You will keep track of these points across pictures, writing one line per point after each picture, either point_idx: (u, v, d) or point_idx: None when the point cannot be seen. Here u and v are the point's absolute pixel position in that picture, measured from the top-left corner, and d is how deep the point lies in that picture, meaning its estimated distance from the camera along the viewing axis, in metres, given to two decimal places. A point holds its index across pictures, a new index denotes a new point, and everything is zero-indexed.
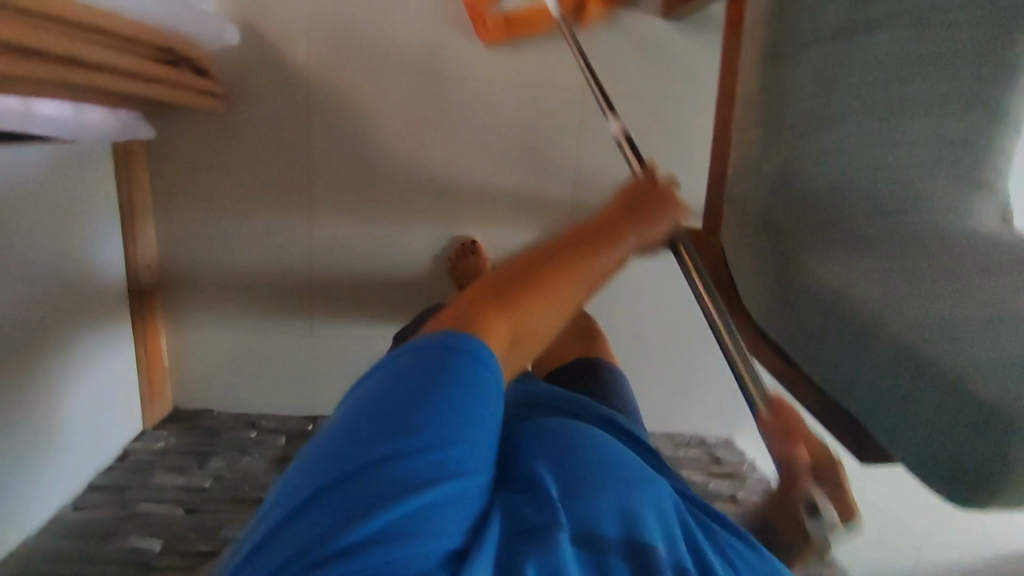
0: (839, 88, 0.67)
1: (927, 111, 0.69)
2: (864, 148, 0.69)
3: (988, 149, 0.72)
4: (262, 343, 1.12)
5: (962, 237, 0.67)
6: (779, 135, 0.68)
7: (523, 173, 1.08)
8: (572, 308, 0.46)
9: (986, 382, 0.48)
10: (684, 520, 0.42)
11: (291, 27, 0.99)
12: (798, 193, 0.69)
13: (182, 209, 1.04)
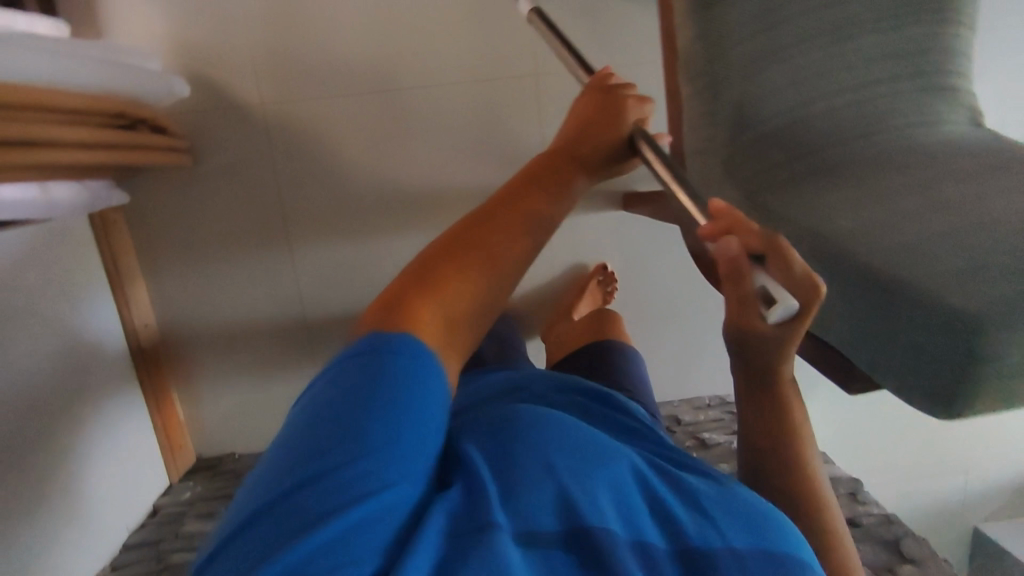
0: (774, 21, 0.64)
1: (876, 21, 0.65)
2: (818, 75, 0.65)
3: (954, 49, 0.67)
4: (270, 379, 1.15)
5: (935, 149, 0.63)
6: (725, 80, 0.66)
7: (493, 168, 1.07)
8: (497, 278, 0.46)
9: (956, 293, 0.47)
10: (644, 499, 0.40)
11: (239, 67, 0.99)
12: (754, 134, 0.67)
13: (168, 266, 1.07)
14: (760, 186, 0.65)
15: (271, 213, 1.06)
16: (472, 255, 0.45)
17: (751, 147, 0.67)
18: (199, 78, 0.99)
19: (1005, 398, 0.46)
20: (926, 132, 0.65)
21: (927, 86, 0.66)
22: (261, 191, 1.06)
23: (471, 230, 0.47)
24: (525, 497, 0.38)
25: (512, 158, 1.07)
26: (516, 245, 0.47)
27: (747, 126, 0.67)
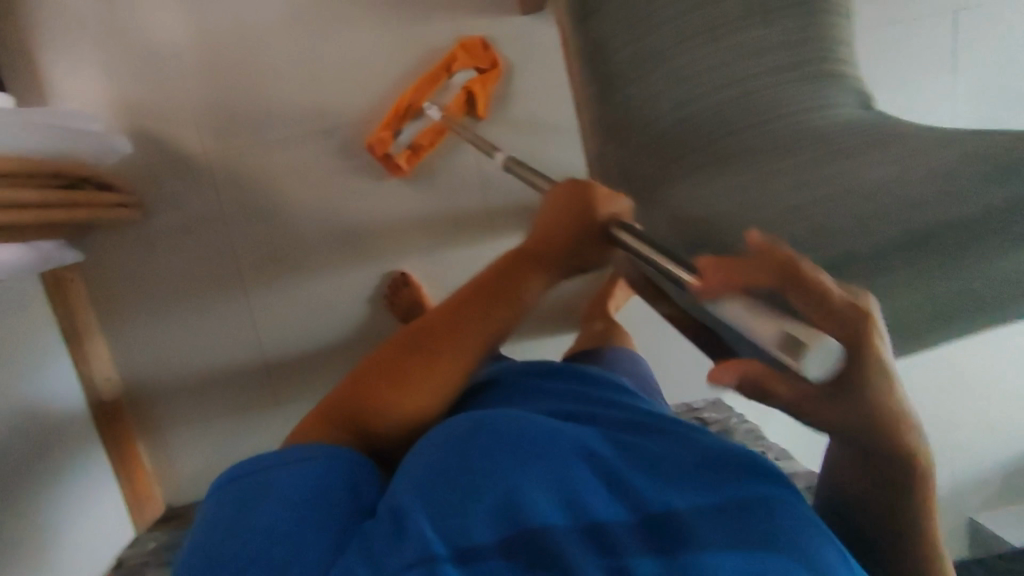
0: (650, 29, 0.67)
1: (751, 18, 0.68)
2: (699, 74, 0.68)
3: (827, 39, 0.70)
4: (234, 423, 1.16)
5: (815, 135, 0.66)
6: (613, 86, 0.69)
7: (435, 196, 1.09)
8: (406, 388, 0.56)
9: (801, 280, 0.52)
10: (574, 491, 0.43)
11: (180, 120, 1.02)
12: (650, 138, 0.69)
13: (124, 319, 1.09)
14: (657, 187, 0.67)
15: (224, 259, 1.09)
16: (406, 375, 0.56)
17: (648, 150, 0.69)
18: (145, 134, 1.02)
19: None
20: (811, 118, 0.68)
21: (806, 76, 0.69)
22: (210, 237, 1.08)
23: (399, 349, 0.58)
24: (456, 513, 0.41)
25: (453, 186, 1.09)
26: (447, 367, 0.57)
27: (639, 130, 0.69)
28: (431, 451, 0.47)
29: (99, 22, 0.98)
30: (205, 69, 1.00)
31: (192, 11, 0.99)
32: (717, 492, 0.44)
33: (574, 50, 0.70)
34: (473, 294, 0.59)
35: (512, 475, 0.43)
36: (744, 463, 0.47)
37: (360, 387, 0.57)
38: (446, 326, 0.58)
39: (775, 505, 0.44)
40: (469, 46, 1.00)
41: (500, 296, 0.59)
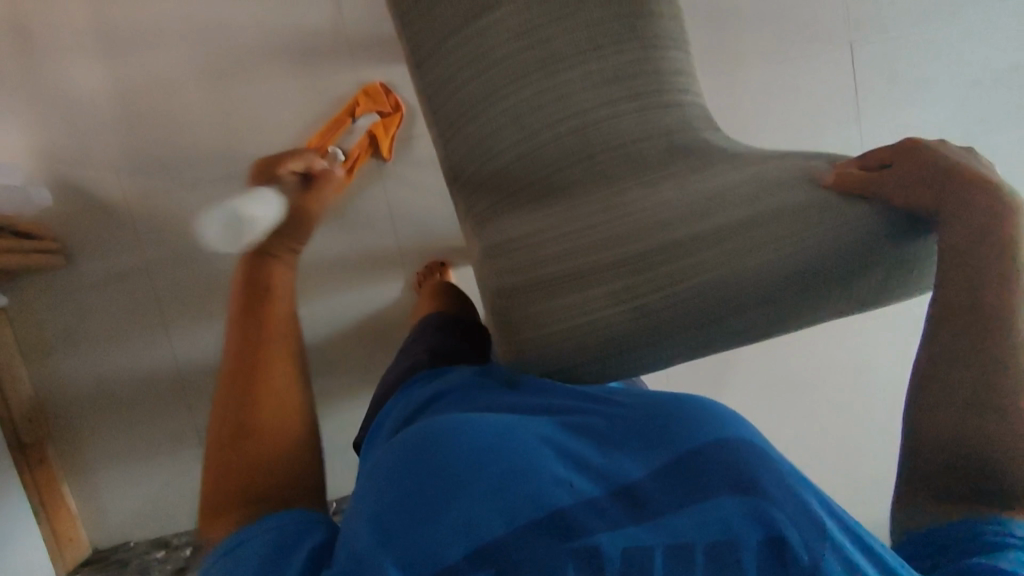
0: (487, 67, 0.72)
1: (582, 55, 0.72)
2: (539, 107, 0.73)
3: (664, 71, 0.75)
4: (158, 463, 1.18)
5: (647, 158, 0.74)
6: (455, 123, 0.74)
7: (347, 236, 1.14)
8: (256, 431, 0.64)
9: (591, 288, 0.63)
10: (527, 484, 0.43)
11: (101, 170, 1.08)
12: (486, 170, 0.75)
13: (49, 363, 1.13)
14: (485, 210, 0.74)
15: (148, 298, 1.13)
16: (253, 379, 0.67)
17: (485, 181, 0.75)
18: (69, 184, 1.08)
19: (645, 355, 0.64)
20: (648, 143, 0.74)
21: (645, 104, 0.74)
22: (132, 281, 1.12)
23: (232, 415, 0.65)
24: (416, 537, 0.42)
25: (366, 225, 1.14)
26: (278, 346, 0.71)
27: (480, 161, 0.75)
28: (389, 454, 0.47)
29: (24, 82, 1.05)
30: (125, 121, 1.07)
31: (113, 70, 1.06)
32: (667, 455, 0.45)
33: (421, 90, 0.76)
34: (243, 303, 0.75)
35: (458, 484, 0.43)
36: (691, 415, 0.47)
37: (240, 415, 0.65)
38: (248, 333, 0.72)
39: (733, 442, 0.44)
40: (371, 92, 1.07)
41: (263, 283, 0.77)
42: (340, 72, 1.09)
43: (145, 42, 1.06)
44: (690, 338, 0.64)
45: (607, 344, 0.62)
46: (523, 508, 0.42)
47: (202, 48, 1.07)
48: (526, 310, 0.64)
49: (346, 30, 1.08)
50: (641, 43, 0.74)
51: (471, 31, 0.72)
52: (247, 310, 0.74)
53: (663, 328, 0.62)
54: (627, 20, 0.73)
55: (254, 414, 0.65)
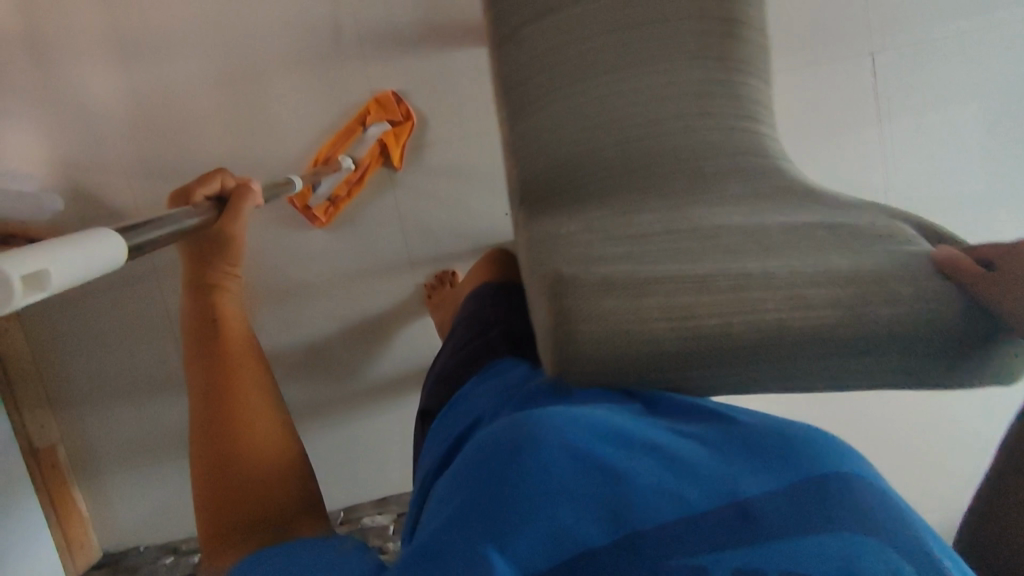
0: (560, 63, 0.74)
1: (656, 66, 0.74)
2: (610, 112, 0.74)
3: (742, 97, 0.76)
4: (166, 471, 1.18)
5: (711, 181, 0.73)
6: (523, 109, 0.75)
7: (356, 246, 1.13)
8: (244, 462, 0.68)
9: (654, 293, 0.57)
10: (636, 491, 0.44)
11: (112, 179, 1.08)
12: (544, 161, 0.74)
13: (59, 369, 1.14)
14: (535, 203, 0.73)
15: (159, 306, 1.13)
16: (233, 416, 0.72)
17: (542, 174, 0.74)
18: (79, 190, 1.08)
19: (714, 379, 0.57)
20: (712, 162, 0.74)
21: (720, 127, 0.75)
22: (142, 290, 1.13)
23: (216, 452, 0.69)
24: (514, 533, 0.42)
25: (376, 235, 1.13)
26: (247, 380, 0.76)
27: (541, 151, 0.75)
28: (475, 453, 0.47)
29: (37, 87, 1.05)
30: (136, 130, 1.07)
31: (124, 78, 1.06)
32: (786, 474, 0.45)
33: (495, 75, 0.77)
34: (201, 353, 0.78)
35: (566, 483, 0.44)
36: (808, 441, 0.48)
37: (232, 453, 0.69)
38: (217, 376, 0.75)
39: (851, 478, 0.45)
40: (382, 100, 1.08)
41: (212, 324, 0.79)
42: (352, 80, 1.09)
43: (156, 49, 1.06)
44: (745, 367, 0.57)
45: (654, 358, 0.55)
46: (627, 516, 0.43)
47: (213, 56, 1.07)
48: (581, 294, 0.55)
49: (359, 37, 1.08)
50: (729, 68, 0.75)
51: (551, 26, 0.74)
52: (205, 350, 0.78)
53: (719, 352, 0.56)
54: (710, 41, 0.74)
55: (237, 448, 0.69)
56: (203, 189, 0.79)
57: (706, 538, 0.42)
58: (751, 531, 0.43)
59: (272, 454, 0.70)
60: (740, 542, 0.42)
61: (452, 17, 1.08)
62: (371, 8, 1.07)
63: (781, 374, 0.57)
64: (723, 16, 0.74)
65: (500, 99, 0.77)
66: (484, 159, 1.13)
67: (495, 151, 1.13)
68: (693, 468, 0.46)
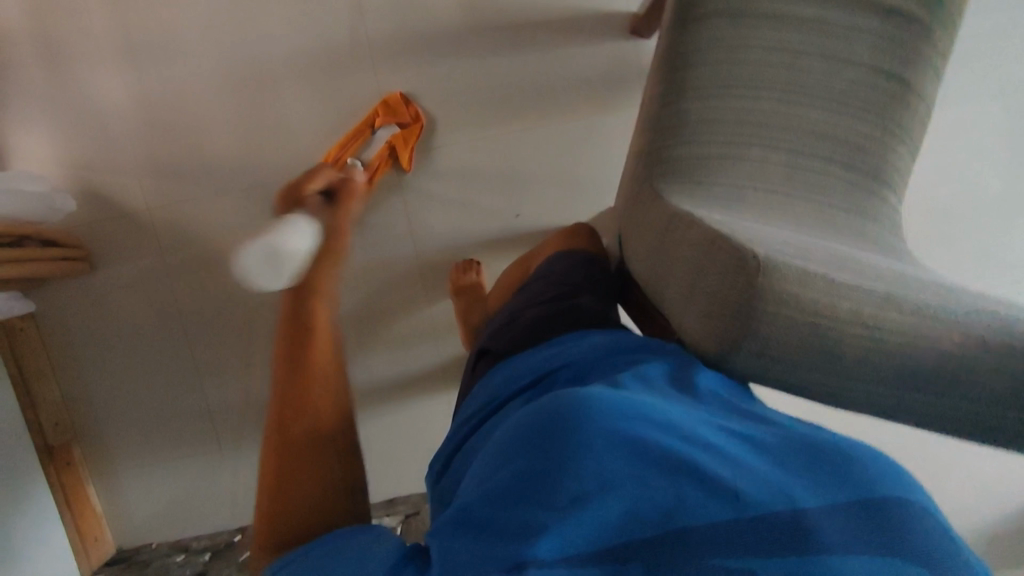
0: (735, 62, 0.71)
1: (825, 96, 0.72)
2: (760, 125, 0.72)
3: (888, 162, 0.74)
4: (180, 468, 1.20)
5: (834, 217, 0.72)
6: (683, 93, 0.71)
7: (367, 250, 1.14)
8: (318, 467, 0.57)
9: (850, 302, 0.51)
10: (688, 487, 0.39)
11: (124, 180, 1.09)
12: (683, 150, 0.71)
13: (73, 367, 1.15)
14: (669, 182, 0.70)
15: (172, 306, 1.15)
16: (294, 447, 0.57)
17: (678, 159, 0.71)
18: (92, 191, 1.10)
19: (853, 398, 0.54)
20: (834, 201, 0.73)
21: (853, 176, 0.73)
22: (155, 292, 1.14)
23: (285, 447, 0.57)
24: (553, 514, 0.39)
25: (388, 239, 1.14)
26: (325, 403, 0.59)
27: (684, 134, 0.71)
28: (523, 425, 0.44)
29: (49, 88, 1.06)
30: (146, 132, 1.08)
31: (136, 81, 1.07)
32: (851, 492, 0.39)
33: (663, 47, 0.73)
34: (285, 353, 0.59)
35: (615, 468, 0.40)
36: (873, 459, 0.42)
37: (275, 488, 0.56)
38: (292, 386, 0.59)
39: (916, 508, 0.39)
40: (390, 103, 1.08)
41: (306, 329, 0.60)
42: (364, 85, 1.09)
43: (167, 52, 1.06)
44: (884, 386, 0.53)
45: (815, 356, 0.52)
46: (676, 514, 0.38)
47: (224, 60, 1.07)
48: (784, 278, 0.50)
49: (370, 42, 1.08)
50: (886, 125, 0.73)
51: (738, 26, 0.70)
52: (296, 325, 0.60)
53: (873, 366, 0.52)
54: (880, 97, 0.72)
55: (312, 450, 0.57)
56: (312, 184, 0.67)
57: (756, 545, 0.37)
58: (811, 543, 0.37)
59: (321, 493, 0.56)
60: (792, 552, 0.36)
61: (462, 22, 1.09)
62: (382, 12, 1.07)
63: (890, 402, 0.53)
64: (899, 75, 0.72)
65: (658, 81, 0.73)
66: (493, 163, 1.13)
67: (504, 155, 1.13)
68: (754, 470, 0.40)
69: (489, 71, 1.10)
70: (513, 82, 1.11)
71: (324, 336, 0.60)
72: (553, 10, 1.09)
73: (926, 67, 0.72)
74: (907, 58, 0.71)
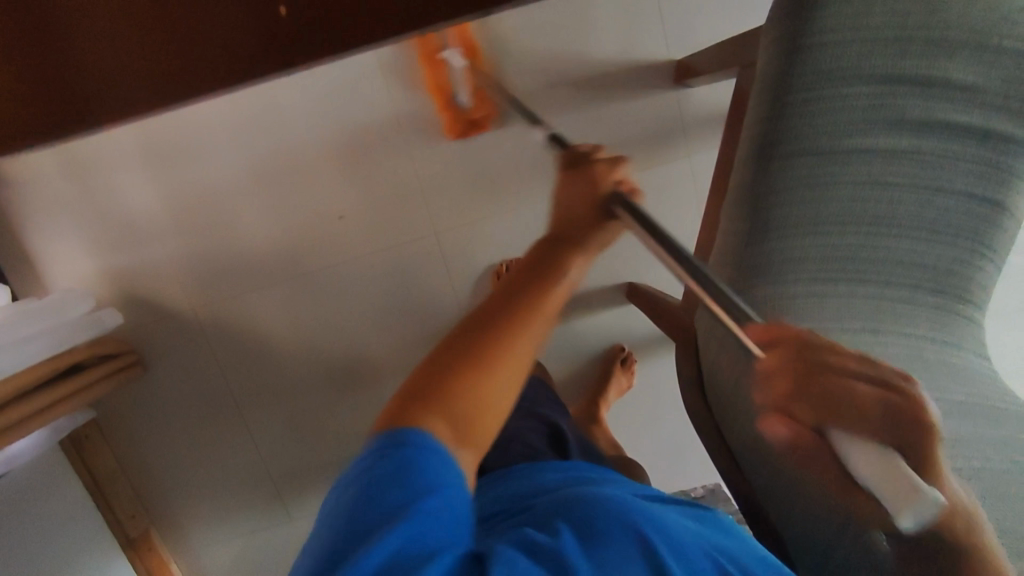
0: (822, 199, 0.68)
1: (914, 226, 0.69)
2: (848, 258, 0.70)
3: (975, 283, 0.73)
4: (256, 539, 1.25)
5: (922, 353, 0.71)
6: (768, 235, 0.68)
7: (414, 325, 1.15)
8: (473, 400, 0.41)
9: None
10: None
11: (164, 281, 1.09)
12: (767, 294, 0.69)
13: (138, 459, 1.18)
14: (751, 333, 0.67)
15: (228, 394, 1.16)
16: (463, 378, 0.41)
17: (761, 304, 0.69)
18: (134, 296, 1.09)
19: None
20: (921, 331, 0.72)
21: (941, 302, 0.72)
22: (210, 382, 1.15)
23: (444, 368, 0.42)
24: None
25: (435, 313, 1.14)
26: (521, 368, 0.43)
27: (768, 277, 0.69)
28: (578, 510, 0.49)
29: (80, 199, 1.05)
30: (180, 232, 1.07)
31: (164, 185, 1.05)
32: None
33: (742, 180, 0.69)
34: (516, 278, 0.45)
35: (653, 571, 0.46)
36: None
37: (436, 368, 0.42)
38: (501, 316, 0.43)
39: None
40: None
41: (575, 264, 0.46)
42: (398, 164, 1.07)
43: (191, 153, 1.04)
44: None
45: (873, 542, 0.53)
46: None
47: (253, 155, 1.05)
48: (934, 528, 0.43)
49: (399, 117, 1.05)
50: (975, 248, 0.71)
51: (823, 163, 0.66)
52: (540, 260, 0.46)
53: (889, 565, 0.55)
54: (972, 222, 0.70)
55: (468, 382, 0.41)
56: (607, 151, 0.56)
57: None
58: None
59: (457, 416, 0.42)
60: None
61: (494, 92, 1.05)
62: (409, 91, 1.04)
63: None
64: (991, 199, 0.69)
65: (737, 215, 0.70)
66: (535, 229, 1.11)
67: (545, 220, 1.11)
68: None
69: (525, 141, 1.07)
70: (547, 148, 1.08)
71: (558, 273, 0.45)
72: (586, 72, 1.05)
73: (1018, 189, 0.70)
74: (999, 182, 0.69)
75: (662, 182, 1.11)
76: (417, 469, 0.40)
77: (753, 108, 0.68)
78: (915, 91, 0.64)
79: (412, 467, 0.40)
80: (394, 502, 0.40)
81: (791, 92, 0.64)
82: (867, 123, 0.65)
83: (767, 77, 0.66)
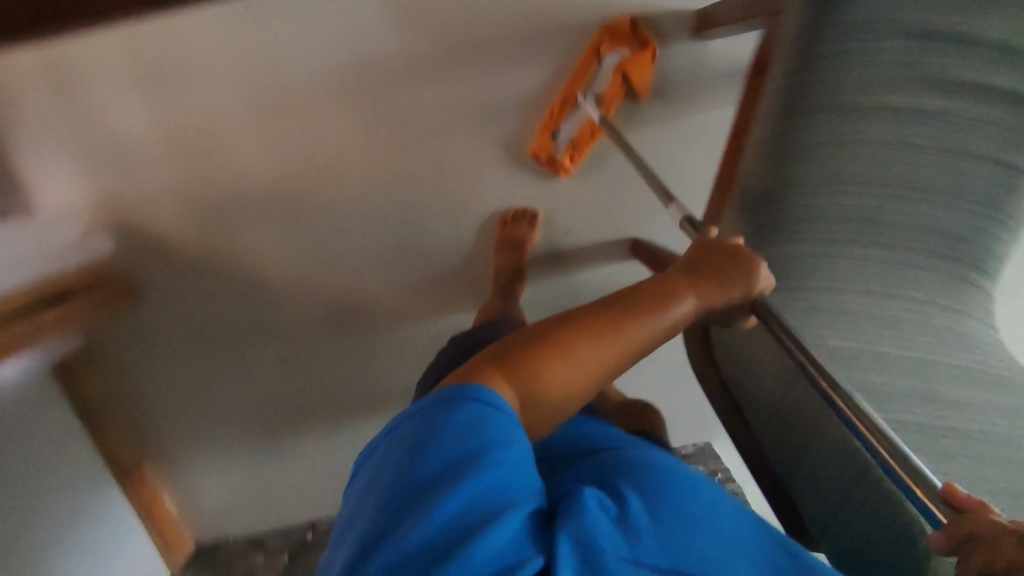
0: (846, 156, 0.66)
1: (934, 190, 0.68)
2: (864, 219, 0.69)
3: (987, 248, 0.72)
4: (249, 470, 1.28)
5: (928, 315, 0.71)
6: (786, 191, 0.67)
7: (413, 265, 1.14)
8: (537, 378, 0.52)
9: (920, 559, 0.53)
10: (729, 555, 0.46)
11: (154, 210, 1.04)
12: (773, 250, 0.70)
13: (129, 394, 1.16)
14: None
15: (220, 330, 1.15)
16: (533, 360, 0.53)
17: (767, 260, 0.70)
18: (123, 228, 1.05)
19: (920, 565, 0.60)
20: (929, 294, 0.72)
21: (951, 266, 0.72)
22: (202, 316, 1.13)
23: (519, 349, 0.54)
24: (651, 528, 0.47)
25: (434, 253, 1.13)
26: (583, 369, 0.53)
27: (778, 234, 0.69)
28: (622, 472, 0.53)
29: (60, 116, 0.97)
30: (170, 160, 1.02)
31: (153, 110, 0.98)
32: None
33: (764, 131, 0.67)
34: (605, 303, 0.56)
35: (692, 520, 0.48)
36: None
37: (514, 346, 0.54)
38: (575, 324, 0.55)
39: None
40: (617, 28, 0.99)
41: (659, 305, 0.56)
42: (401, 101, 1.01)
43: (180, 74, 0.95)
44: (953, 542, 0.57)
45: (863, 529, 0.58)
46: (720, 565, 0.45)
47: (247, 84, 0.97)
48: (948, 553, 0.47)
49: (404, 52, 0.97)
50: (992, 214, 0.70)
51: (849, 120, 0.64)
52: (630, 296, 0.57)
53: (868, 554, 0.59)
54: (992, 187, 0.69)
55: (537, 363, 0.53)
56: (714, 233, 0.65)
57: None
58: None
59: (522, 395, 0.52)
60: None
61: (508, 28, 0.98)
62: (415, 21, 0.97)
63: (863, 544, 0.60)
64: (1015, 164, 0.68)
65: (754, 168, 0.69)
66: (540, 176, 1.09)
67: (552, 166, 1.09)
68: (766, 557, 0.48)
69: (536, 82, 1.03)
70: (559, 90, 1.03)
71: (638, 308, 0.56)
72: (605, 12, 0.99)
73: None
74: None
75: (672, 134, 1.08)
76: (468, 427, 0.47)
77: (784, 55, 0.64)
78: (950, 48, 0.62)
79: (468, 425, 0.47)
80: (472, 444, 0.46)
81: (823, 43, 0.62)
82: (898, 79, 0.63)
83: (802, 24, 0.62)
